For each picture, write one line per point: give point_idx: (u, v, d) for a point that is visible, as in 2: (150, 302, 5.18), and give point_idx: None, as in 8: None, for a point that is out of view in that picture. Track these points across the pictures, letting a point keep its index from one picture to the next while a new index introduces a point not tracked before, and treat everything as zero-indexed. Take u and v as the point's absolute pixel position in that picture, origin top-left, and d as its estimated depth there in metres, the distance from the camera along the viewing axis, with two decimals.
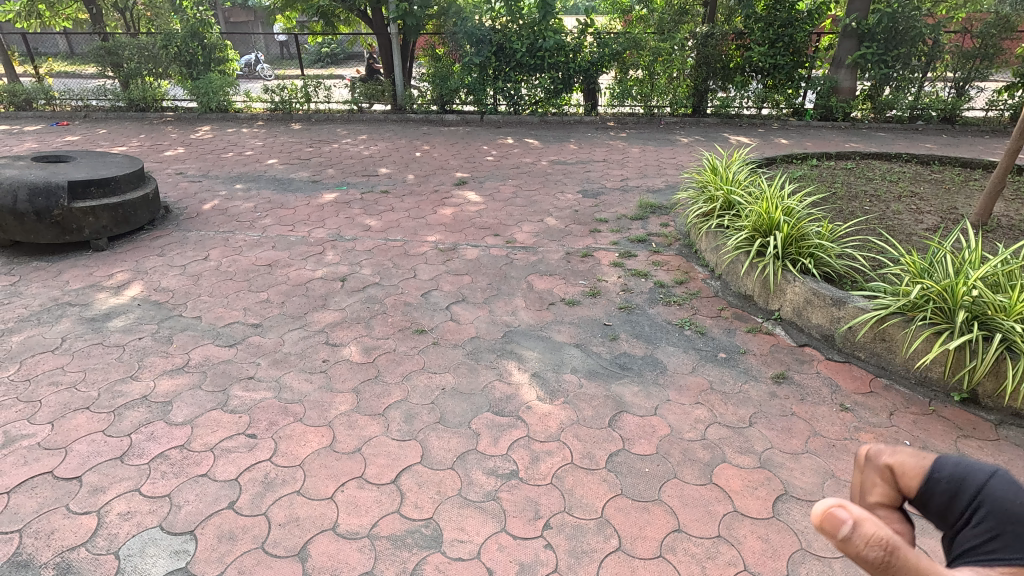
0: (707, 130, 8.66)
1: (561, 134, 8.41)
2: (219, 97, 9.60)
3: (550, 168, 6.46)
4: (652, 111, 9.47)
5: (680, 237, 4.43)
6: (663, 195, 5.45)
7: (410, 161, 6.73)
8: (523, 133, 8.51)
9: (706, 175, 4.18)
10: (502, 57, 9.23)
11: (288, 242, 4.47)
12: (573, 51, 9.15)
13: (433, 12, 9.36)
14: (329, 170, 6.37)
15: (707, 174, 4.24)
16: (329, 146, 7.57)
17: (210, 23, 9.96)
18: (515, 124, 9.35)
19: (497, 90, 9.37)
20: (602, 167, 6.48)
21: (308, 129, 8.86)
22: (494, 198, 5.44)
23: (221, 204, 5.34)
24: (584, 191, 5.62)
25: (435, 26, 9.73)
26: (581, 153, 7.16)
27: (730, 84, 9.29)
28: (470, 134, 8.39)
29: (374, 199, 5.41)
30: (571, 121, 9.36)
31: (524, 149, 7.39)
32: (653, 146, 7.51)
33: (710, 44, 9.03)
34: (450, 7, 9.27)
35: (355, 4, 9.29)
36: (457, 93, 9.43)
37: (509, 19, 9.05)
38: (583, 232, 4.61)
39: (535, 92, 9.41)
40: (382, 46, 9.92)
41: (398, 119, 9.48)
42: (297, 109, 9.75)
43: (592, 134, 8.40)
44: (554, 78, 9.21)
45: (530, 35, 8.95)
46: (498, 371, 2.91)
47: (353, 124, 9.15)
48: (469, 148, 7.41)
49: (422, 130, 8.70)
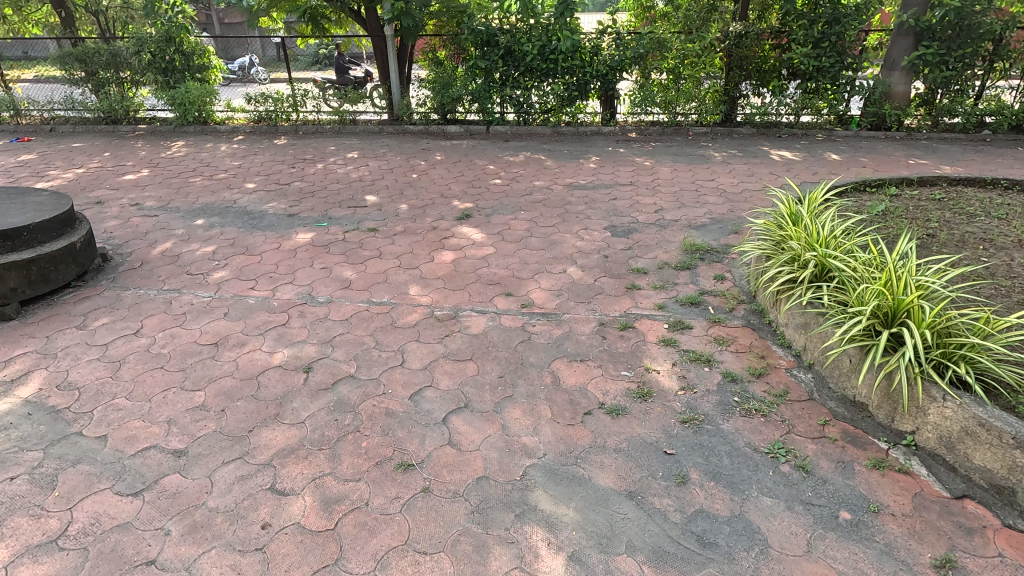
0: (742, 141, 7.68)
1: (577, 148, 7.45)
2: (196, 108, 8.67)
3: (569, 194, 5.52)
4: (678, 120, 8.51)
5: (744, 300, 3.46)
6: (709, 233, 4.49)
7: (405, 187, 5.80)
8: (534, 147, 7.55)
9: (784, 224, 3.21)
10: (511, 60, 8.25)
11: (245, 307, 3.54)
12: (590, 54, 8.18)
13: (433, 11, 8.40)
14: (310, 200, 5.44)
15: (785, 222, 3.26)
16: (314, 166, 6.64)
17: (186, 25, 9.01)
18: (525, 135, 8.40)
19: (505, 97, 8.40)
20: (630, 192, 5.53)
21: (295, 144, 7.93)
22: (503, 237, 4.49)
23: (174, 248, 4.41)
24: (612, 227, 4.66)
25: (435, 26, 8.77)
26: (603, 173, 6.20)
27: (765, 88, 8.32)
28: (476, 149, 7.45)
29: (359, 240, 4.47)
30: (587, 132, 8.40)
31: (538, 169, 6.44)
32: (686, 163, 6.54)
33: (743, 45, 8.12)
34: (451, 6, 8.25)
35: (347, 4, 8.37)
36: (460, 101, 8.47)
37: (520, 18, 8.08)
38: (617, 290, 3.65)
39: (547, 99, 8.40)
40: (377, 49, 8.98)
41: (395, 131, 8.54)
42: (283, 120, 8.83)
43: (613, 147, 7.45)
44: (569, 83, 8.23)
45: (543, 35, 7.97)
46: (519, 549, 1.96)
47: (345, 138, 8.22)
48: (474, 168, 6.46)
49: (421, 144, 7.76)
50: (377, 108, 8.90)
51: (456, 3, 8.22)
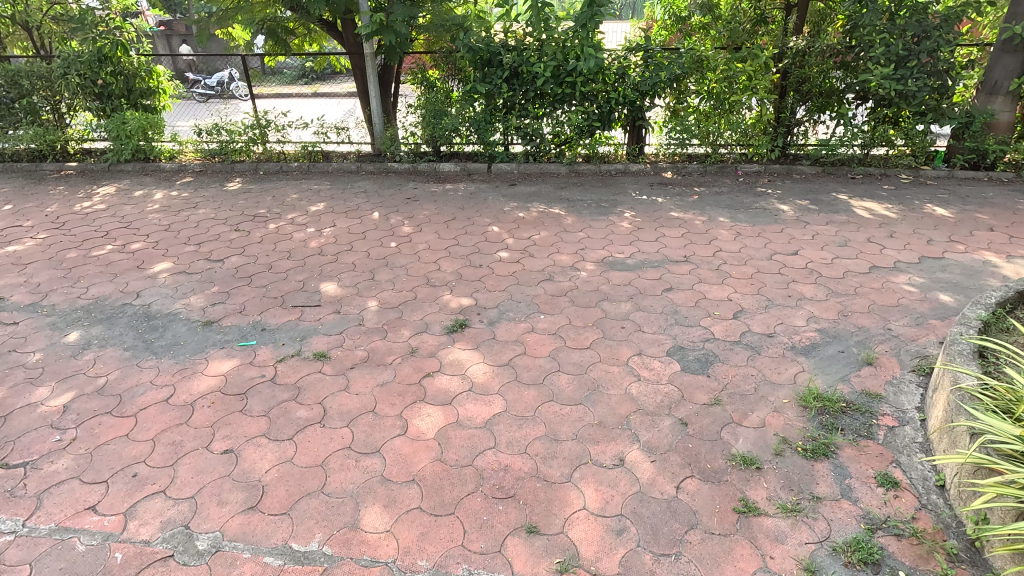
0: (808, 184, 6.14)
1: (602, 196, 5.93)
2: (133, 141, 7.13)
3: (605, 280, 3.98)
4: (722, 155, 6.99)
5: (964, 560, 1.91)
6: (828, 366, 2.97)
7: (378, 267, 4.27)
8: (549, 194, 6.03)
9: None
10: (517, 84, 6.71)
11: (63, 564, 1.98)
12: (614, 75, 6.67)
13: (423, 24, 6.91)
14: (243, 291, 3.91)
15: None
16: (264, 227, 5.12)
17: (123, 41, 7.44)
18: (535, 175, 6.86)
19: (510, 128, 6.87)
20: (689, 277, 4.00)
21: (251, 189, 6.41)
22: (517, 374, 2.95)
23: (7, 397, 2.86)
24: (678, 351, 3.13)
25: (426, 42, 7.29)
26: (645, 240, 4.67)
27: (829, 115, 6.82)
28: (476, 198, 5.92)
29: (296, 380, 2.93)
30: (612, 171, 6.88)
31: (557, 231, 4.92)
32: (750, 223, 5.02)
33: (805, 64, 6.64)
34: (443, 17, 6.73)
35: (313, 16, 6.85)
36: (457, 132, 6.95)
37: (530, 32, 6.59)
38: (720, 518, 2.10)
39: (560, 130, 6.86)
40: (357, 70, 7.48)
41: (376, 170, 7.01)
42: (241, 155, 7.28)
43: (648, 194, 5.93)
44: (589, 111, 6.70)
45: (557, 52, 6.42)
46: None
47: (314, 180, 6.71)
48: (473, 231, 4.93)
49: (406, 189, 6.24)
50: (355, 141, 7.38)
51: (451, 15, 6.77)
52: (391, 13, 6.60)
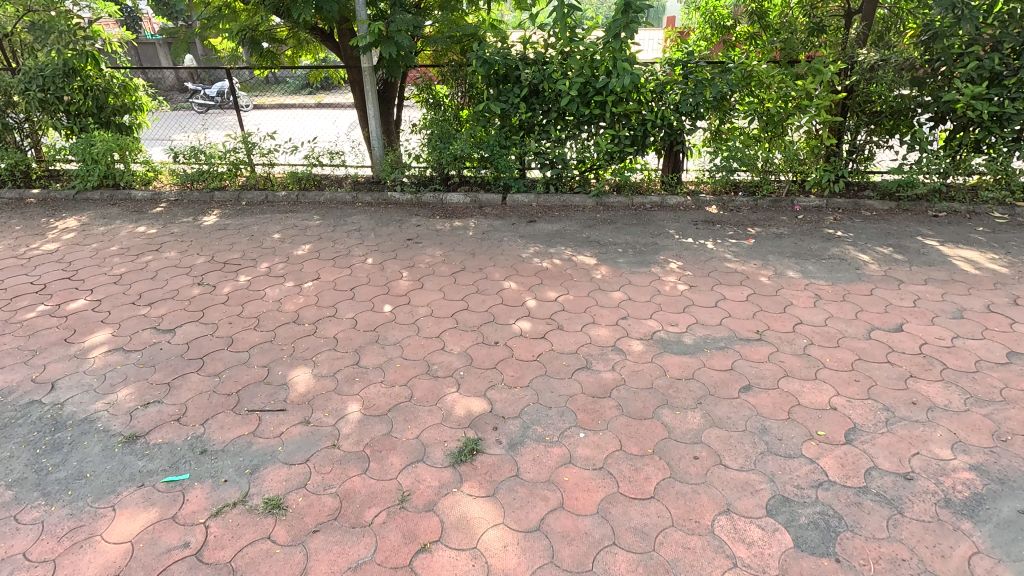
0: (884, 225, 5.17)
1: (638, 238, 4.99)
2: (101, 166, 6.32)
3: (659, 372, 3.04)
4: (774, 185, 6.02)
5: None
6: (1015, 545, 2.00)
7: (365, 345, 3.36)
8: (576, 235, 5.10)
9: None
10: (538, 102, 5.83)
11: None
12: (650, 94, 5.75)
13: (430, 34, 6.05)
14: (188, 383, 3.02)
15: None
16: (233, 281, 4.25)
17: (92, 53, 6.64)
18: (558, 209, 5.89)
19: (528, 152, 5.96)
20: (770, 368, 3.05)
21: (228, 224, 5.54)
22: (552, 549, 2.02)
23: None
24: (782, 508, 2.18)
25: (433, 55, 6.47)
26: (702, 306, 3.73)
27: (901, 138, 5.84)
28: (489, 239, 5.01)
29: (231, 556, 2.02)
30: (646, 204, 5.88)
31: (589, 290, 3.99)
32: (828, 280, 4.06)
33: (874, 80, 5.67)
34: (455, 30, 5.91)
35: (304, 23, 5.97)
36: (467, 157, 6.04)
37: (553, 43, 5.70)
38: None
39: (587, 155, 5.92)
40: (355, 85, 6.63)
41: (375, 200, 6.12)
42: (221, 181, 6.41)
43: (693, 236, 4.99)
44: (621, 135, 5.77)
45: (584, 67, 5.53)
46: None
47: (302, 213, 5.83)
48: (486, 290, 4.02)
49: (408, 227, 5.35)
50: (351, 168, 6.52)
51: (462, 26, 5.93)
52: (392, 22, 5.74)
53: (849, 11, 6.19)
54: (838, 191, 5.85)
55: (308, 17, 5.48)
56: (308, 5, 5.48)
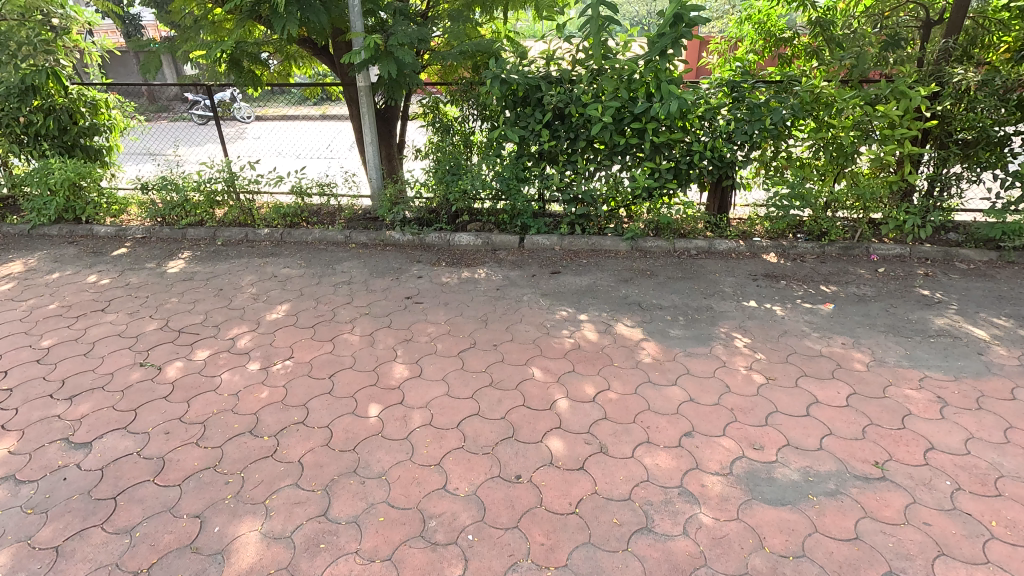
0: (989, 282, 4.22)
1: (687, 298, 4.08)
2: (58, 198, 5.52)
3: (755, 543, 2.12)
4: (841, 225, 4.95)
5: None
6: None
7: (339, 477, 2.47)
8: (611, 292, 4.19)
9: None
10: (562, 127, 4.95)
11: None
12: (696, 119, 4.82)
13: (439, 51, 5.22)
14: (85, 549, 2.13)
15: None
16: (185, 361, 3.38)
17: (54, 68, 5.87)
18: (586, 254, 4.96)
19: (550, 185, 5.09)
20: (914, 538, 2.12)
21: (197, 272, 4.70)
22: None
23: None
24: None
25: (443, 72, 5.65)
26: (790, 415, 2.82)
27: (995, 169, 4.87)
28: (504, 299, 4.12)
29: None
30: (689, 248, 4.94)
31: (636, 384, 3.09)
32: (947, 372, 3.13)
33: (967, 102, 4.73)
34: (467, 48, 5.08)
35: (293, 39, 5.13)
36: (479, 191, 5.17)
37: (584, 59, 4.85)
38: None
39: (619, 189, 5.01)
40: (352, 105, 5.81)
41: (371, 240, 5.25)
42: (195, 214, 5.55)
43: (755, 297, 4.07)
44: (664, 166, 4.83)
45: (618, 87, 4.62)
46: None
47: (285, 258, 4.98)
48: (502, 382, 3.13)
49: (407, 279, 4.48)
50: (343, 202, 5.65)
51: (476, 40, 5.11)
52: (392, 34, 4.91)
53: (927, 22, 5.30)
54: (926, 237, 4.78)
55: (293, 30, 4.61)
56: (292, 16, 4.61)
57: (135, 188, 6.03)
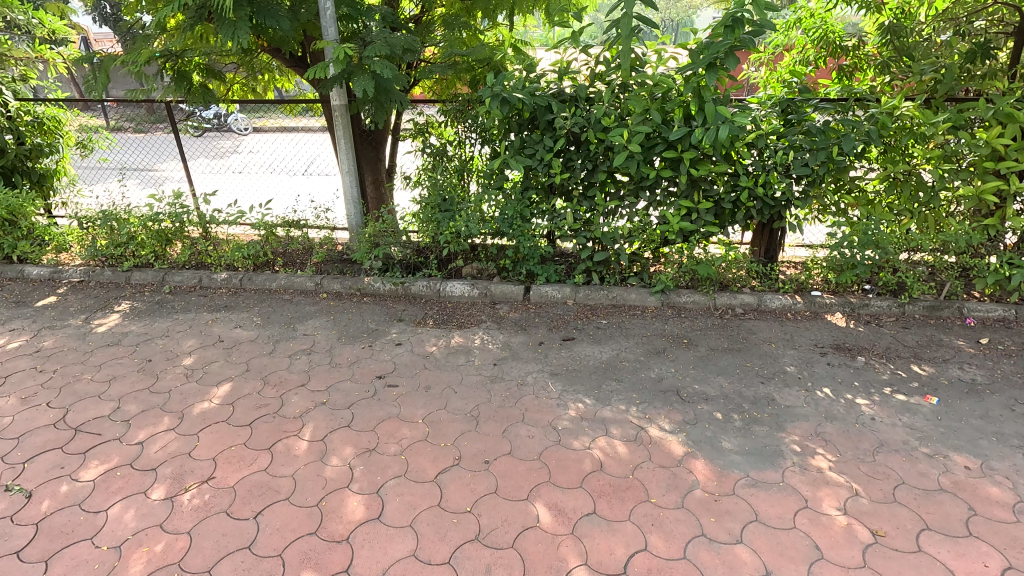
0: None
1: (739, 384, 3.15)
2: None
3: None
4: (923, 279, 3.99)
5: None
6: None
7: None
8: (639, 372, 3.27)
9: None
10: (578, 156, 4.05)
11: None
12: (745, 147, 3.89)
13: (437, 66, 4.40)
14: None
15: None
16: (66, 483, 2.50)
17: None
18: (605, 311, 4.05)
19: (562, 226, 4.18)
20: None
21: (129, 332, 3.85)
22: None
23: None
24: None
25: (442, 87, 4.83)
26: None
27: None
28: (503, 382, 3.21)
29: None
30: (734, 306, 4.01)
31: (685, 541, 2.16)
32: None
33: None
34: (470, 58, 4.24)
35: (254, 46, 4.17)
36: (476, 233, 4.28)
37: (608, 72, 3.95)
38: None
39: (647, 232, 4.09)
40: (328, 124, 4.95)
41: (346, 289, 4.38)
42: (141, 253, 4.65)
43: (828, 383, 3.13)
44: (705, 205, 3.87)
45: (649, 107, 3.70)
46: None
47: (240, 313, 4.11)
48: (493, 533, 2.21)
49: (382, 348, 3.59)
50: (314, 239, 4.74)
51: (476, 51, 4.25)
52: (368, 42, 4.03)
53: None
54: None
55: (244, 41, 3.56)
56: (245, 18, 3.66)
57: (75, 220, 5.19)
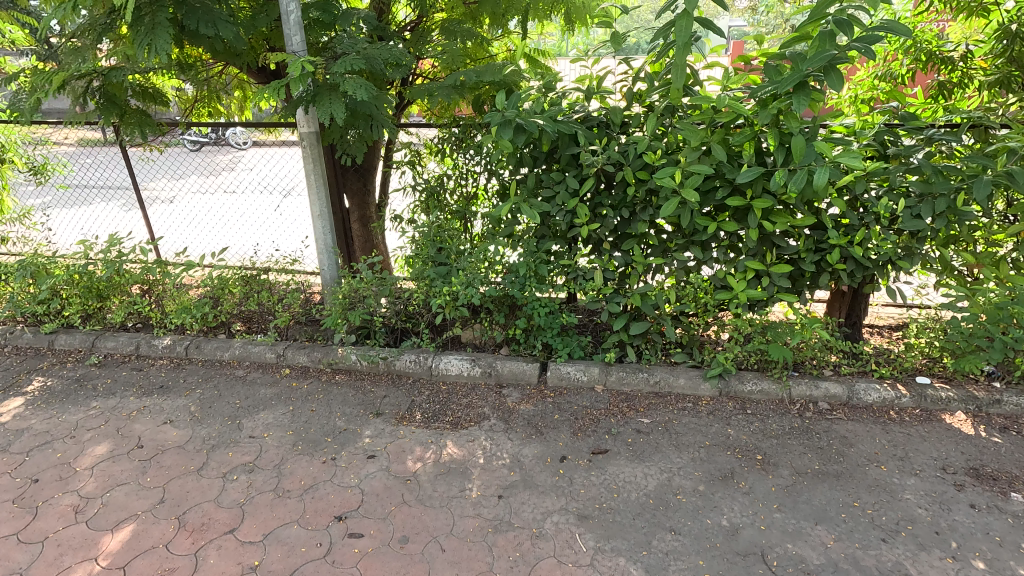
0: None
1: (851, 544, 2.18)
2: None
3: None
4: None
5: None
6: None
7: None
8: (704, 518, 2.32)
9: None
10: (610, 200, 3.10)
11: None
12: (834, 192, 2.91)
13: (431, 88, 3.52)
14: None
15: None
16: None
17: None
18: (645, 403, 3.09)
19: (588, 289, 3.23)
20: None
21: (28, 427, 2.98)
22: None
23: None
24: None
25: (440, 109, 3.94)
26: None
27: None
28: (510, 532, 2.27)
29: None
30: (816, 400, 3.04)
31: None
32: None
33: None
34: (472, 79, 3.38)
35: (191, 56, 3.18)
36: (479, 296, 3.33)
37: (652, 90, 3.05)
38: None
39: (700, 299, 3.12)
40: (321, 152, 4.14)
41: (315, 364, 3.48)
42: (66, 311, 3.76)
43: (983, 546, 2.15)
44: (783, 268, 2.89)
45: (709, 139, 2.76)
46: None
47: (176, 398, 3.22)
48: None
49: (350, 464, 2.67)
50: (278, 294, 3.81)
51: (484, 72, 3.40)
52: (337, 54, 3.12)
53: None
54: None
55: (168, 51, 2.64)
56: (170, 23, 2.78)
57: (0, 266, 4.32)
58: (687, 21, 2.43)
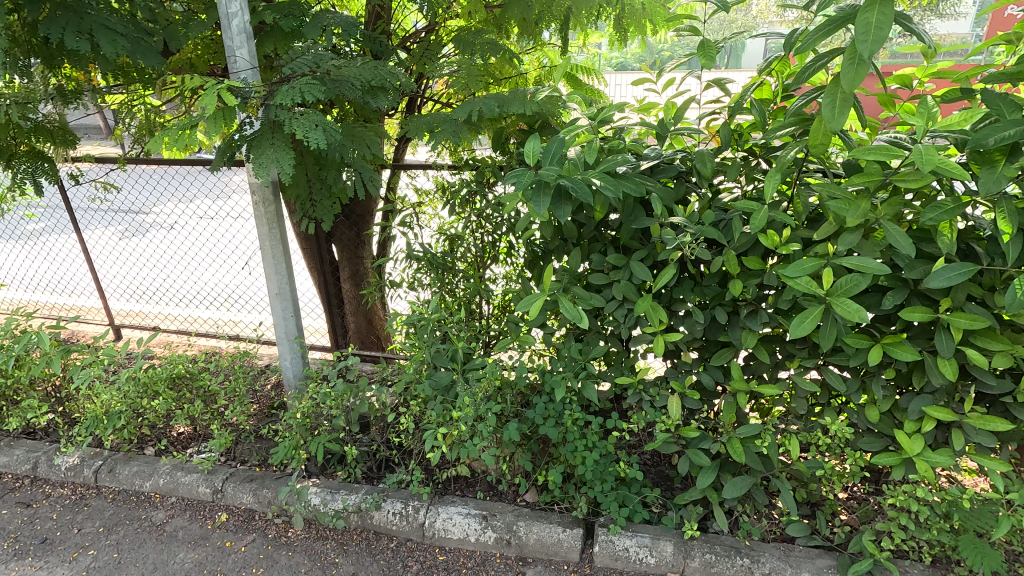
0: None
1: None
2: None
3: None
4: None
5: None
6: None
7: None
8: None
9: None
10: (696, 294, 2.02)
11: None
12: None
13: (441, 121, 2.54)
14: None
15: None
16: None
17: None
18: None
19: (660, 425, 2.12)
20: None
21: None
22: None
23: None
24: None
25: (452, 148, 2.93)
26: None
27: None
28: None
29: None
30: None
31: None
32: None
33: None
34: (493, 108, 2.37)
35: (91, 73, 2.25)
36: (495, 425, 2.27)
37: (764, 128, 1.96)
38: None
39: (836, 450, 2.00)
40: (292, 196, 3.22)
41: (263, 509, 2.46)
42: None
43: None
44: (993, 425, 1.74)
45: (872, 216, 1.67)
46: None
47: (55, 568, 2.23)
48: None
49: None
50: (224, 394, 2.78)
51: (513, 101, 2.41)
52: (284, 75, 2.10)
53: None
54: None
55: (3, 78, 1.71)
56: (26, 27, 1.90)
57: None
58: (884, 13, 1.43)
